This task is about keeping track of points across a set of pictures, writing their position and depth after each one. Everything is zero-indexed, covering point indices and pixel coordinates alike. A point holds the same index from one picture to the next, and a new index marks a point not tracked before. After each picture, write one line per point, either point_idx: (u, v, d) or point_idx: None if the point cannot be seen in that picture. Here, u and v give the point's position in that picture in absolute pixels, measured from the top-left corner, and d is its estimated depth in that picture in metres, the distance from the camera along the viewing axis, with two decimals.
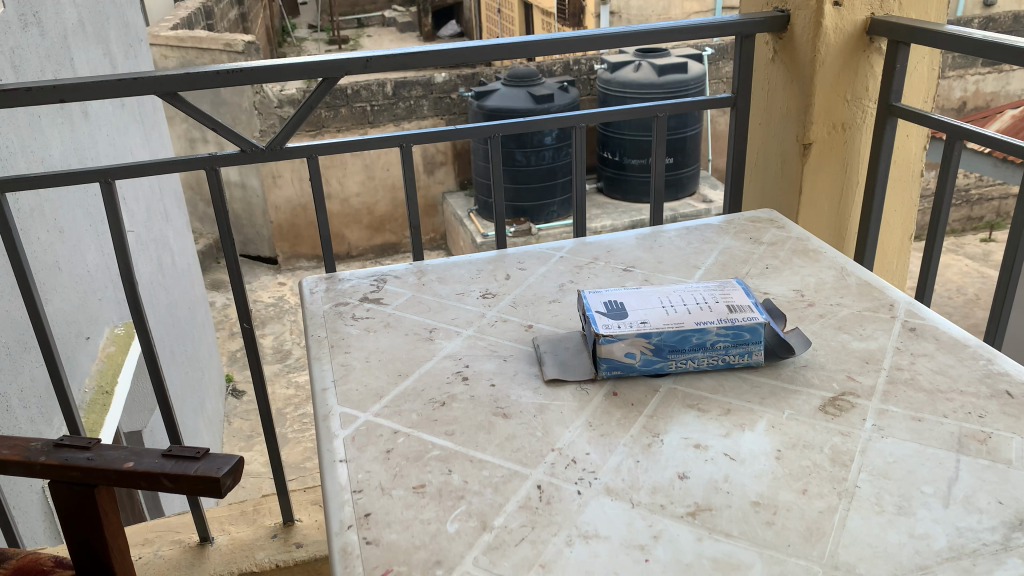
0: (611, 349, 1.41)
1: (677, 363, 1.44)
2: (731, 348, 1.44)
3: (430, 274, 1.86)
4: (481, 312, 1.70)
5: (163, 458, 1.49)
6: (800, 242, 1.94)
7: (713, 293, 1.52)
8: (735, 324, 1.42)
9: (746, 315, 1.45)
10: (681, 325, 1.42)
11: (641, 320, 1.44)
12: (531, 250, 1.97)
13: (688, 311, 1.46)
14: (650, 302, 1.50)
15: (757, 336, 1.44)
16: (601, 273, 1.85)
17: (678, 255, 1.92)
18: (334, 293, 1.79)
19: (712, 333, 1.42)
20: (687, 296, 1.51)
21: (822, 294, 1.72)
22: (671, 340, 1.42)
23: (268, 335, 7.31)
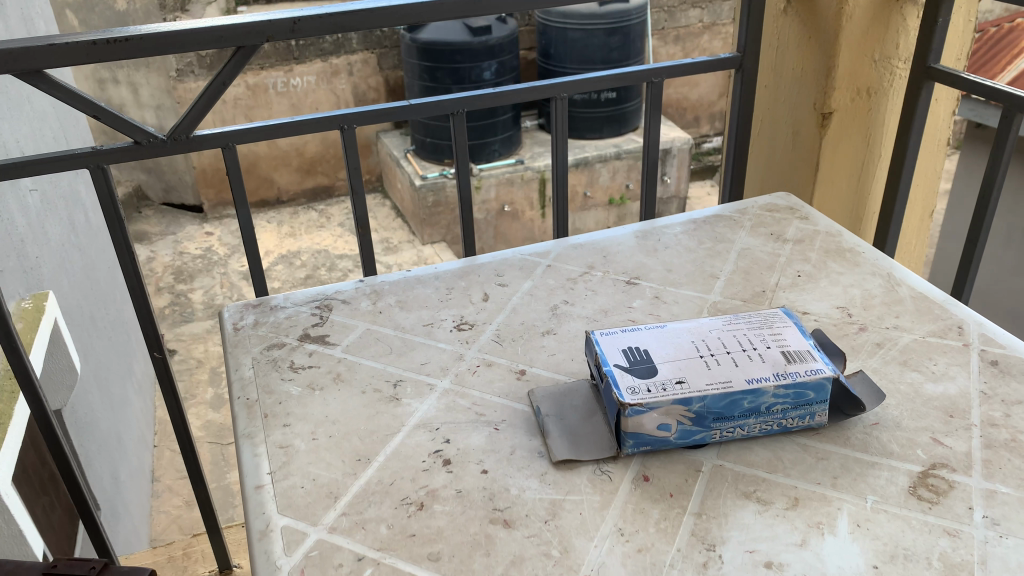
0: (641, 422, 1.08)
1: (723, 433, 1.12)
2: (791, 411, 1.12)
3: (387, 296, 1.48)
4: (457, 352, 1.34)
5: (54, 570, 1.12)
6: (832, 238, 1.63)
7: (759, 332, 1.19)
8: (797, 382, 1.10)
9: (807, 367, 1.13)
10: (728, 386, 1.09)
11: (676, 379, 1.10)
12: (509, 258, 1.60)
13: (734, 364, 1.13)
14: (683, 350, 1.16)
15: (823, 395, 1.12)
16: (600, 289, 1.50)
17: (689, 260, 1.58)
18: (266, 330, 1.40)
19: (768, 395, 1.10)
20: (728, 339, 1.18)
21: (872, 314, 1.41)
22: (716, 406, 1.09)
23: (198, 290, 6.76)
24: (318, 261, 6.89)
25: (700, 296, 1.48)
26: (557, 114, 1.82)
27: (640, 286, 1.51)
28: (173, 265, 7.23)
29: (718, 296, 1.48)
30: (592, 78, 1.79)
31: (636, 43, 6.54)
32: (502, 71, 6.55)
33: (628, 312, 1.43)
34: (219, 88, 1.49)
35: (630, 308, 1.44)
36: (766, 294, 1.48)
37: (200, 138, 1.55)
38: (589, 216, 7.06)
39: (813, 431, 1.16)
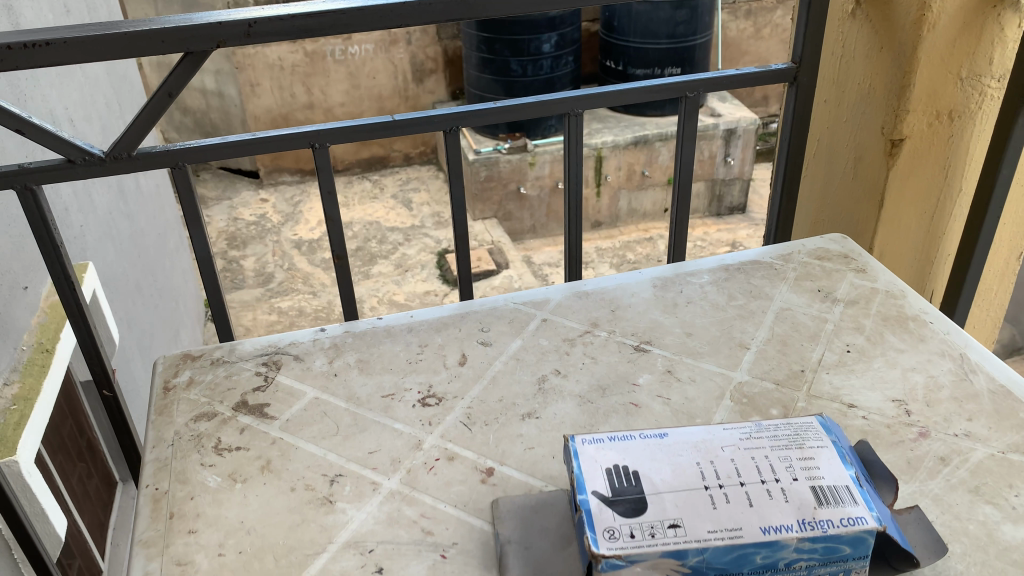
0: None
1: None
2: (818, 568, 0.86)
3: (347, 352, 1.25)
4: (414, 438, 1.10)
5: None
6: (892, 301, 1.35)
7: (785, 455, 0.93)
8: (829, 535, 0.84)
9: (845, 513, 0.86)
10: (736, 535, 0.84)
11: (668, 521, 0.86)
12: (499, 308, 1.35)
13: (747, 501, 0.87)
14: (683, 475, 0.91)
15: (862, 551, 0.86)
16: (601, 357, 1.24)
17: (714, 323, 1.31)
18: (198, 394, 1.19)
19: (789, 550, 0.84)
20: (744, 461, 0.92)
21: (936, 415, 1.12)
22: (719, 560, 0.84)
23: (249, 257, 6.54)
24: (367, 233, 6.66)
25: (721, 373, 1.21)
26: (571, 133, 1.55)
27: (650, 354, 1.25)
28: (228, 230, 7.02)
29: (745, 374, 1.20)
30: (615, 94, 1.51)
31: (705, 16, 6.10)
32: (562, 44, 6.20)
33: (630, 391, 1.17)
34: (164, 98, 1.25)
35: (634, 386, 1.18)
36: (805, 375, 1.20)
37: (145, 157, 1.33)
38: (646, 195, 6.70)
39: None
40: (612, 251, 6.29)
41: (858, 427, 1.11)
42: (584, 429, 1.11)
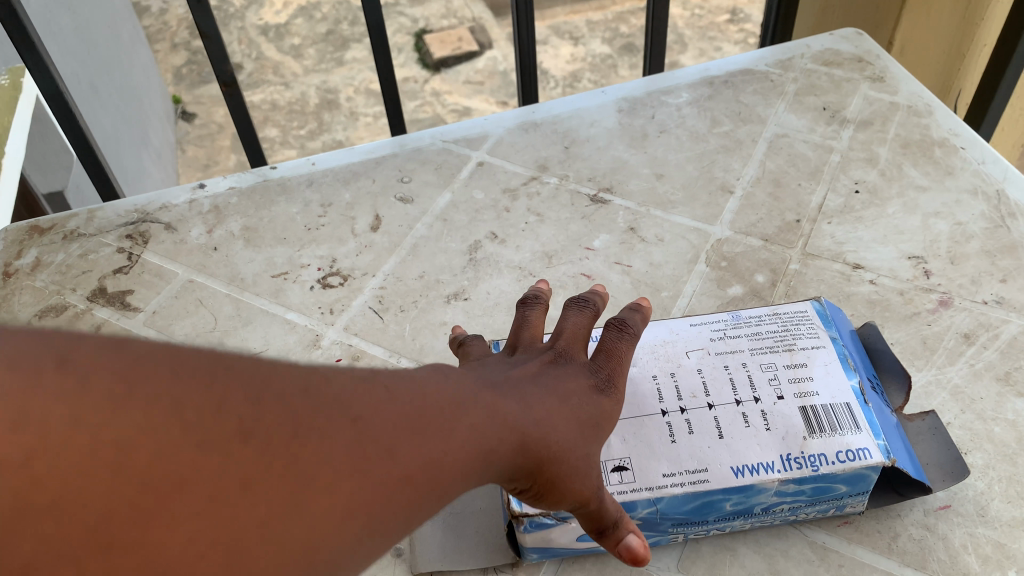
0: (548, 535, 0.65)
1: (687, 536, 0.70)
2: (805, 507, 0.68)
3: (231, 218, 1.01)
4: (311, 332, 0.87)
5: (526, 379, 0.58)
6: (913, 121, 1.09)
7: (770, 363, 0.72)
8: (821, 476, 0.64)
9: (844, 441, 0.65)
10: (700, 480, 0.64)
11: (611, 463, 0.65)
12: (424, 150, 1.09)
13: (717, 431, 0.67)
14: (636, 395, 0.70)
15: (860, 489, 0.66)
16: (548, 213, 0.99)
17: (691, 162, 1.06)
18: (46, 281, 0.96)
19: (766, 494, 0.65)
20: (714, 373, 0.71)
21: (962, 277, 0.90)
22: (676, 510, 0.65)
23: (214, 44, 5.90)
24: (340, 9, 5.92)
25: (696, 229, 0.97)
26: None
27: (611, 206, 1.00)
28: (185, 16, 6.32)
29: (726, 230, 0.96)
30: None
31: None
32: None
33: (582, 258, 0.93)
34: None
35: (587, 253, 0.94)
36: (801, 228, 0.96)
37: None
38: None
39: (838, 519, 0.72)
40: (603, 23, 5.61)
41: (864, 297, 0.89)
42: None
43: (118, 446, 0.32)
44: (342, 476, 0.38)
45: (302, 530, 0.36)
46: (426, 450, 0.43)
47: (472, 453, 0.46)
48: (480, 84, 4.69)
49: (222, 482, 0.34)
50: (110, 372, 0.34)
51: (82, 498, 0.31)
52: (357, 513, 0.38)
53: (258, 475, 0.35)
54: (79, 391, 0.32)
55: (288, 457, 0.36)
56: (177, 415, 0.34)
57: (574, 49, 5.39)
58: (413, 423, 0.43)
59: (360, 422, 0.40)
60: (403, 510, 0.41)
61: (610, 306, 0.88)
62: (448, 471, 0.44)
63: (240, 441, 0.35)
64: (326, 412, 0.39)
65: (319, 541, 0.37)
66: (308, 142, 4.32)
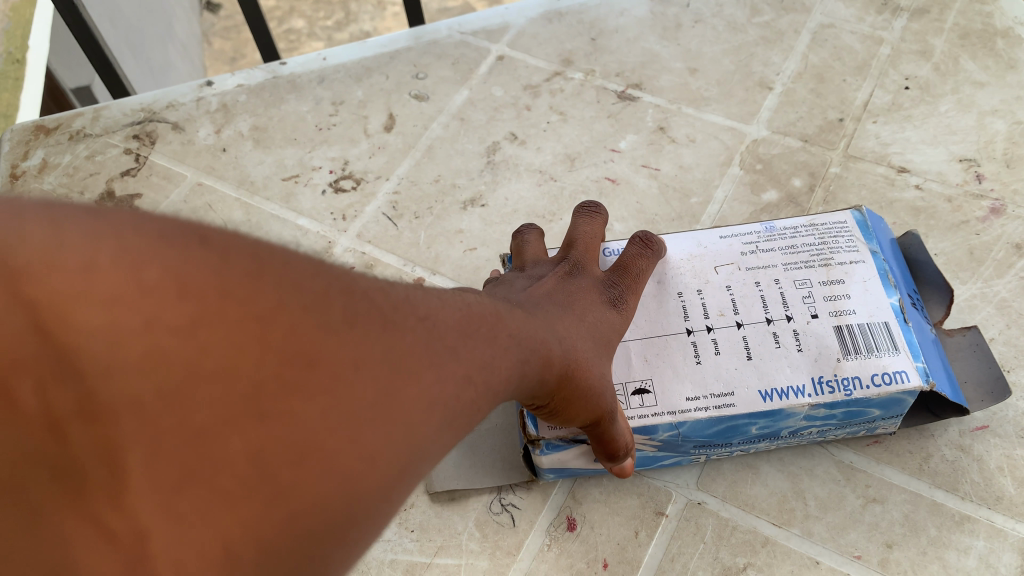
0: (566, 460, 0.64)
1: (710, 458, 0.68)
2: (835, 428, 0.65)
3: (239, 117, 0.97)
4: (323, 239, 0.84)
5: (537, 295, 0.56)
6: (974, 8, 0.99)
7: (805, 278, 0.67)
8: (853, 400, 0.61)
9: (882, 365, 0.61)
10: (725, 404, 0.61)
11: (631, 385, 0.63)
12: (440, 43, 1.03)
13: (745, 353, 0.63)
14: (658, 313, 0.66)
15: (893, 413, 0.63)
16: (571, 112, 0.93)
17: (727, 55, 0.98)
18: (53, 183, 0.93)
19: (794, 418, 0.63)
20: (742, 289, 0.67)
21: (1018, 181, 0.83)
22: (699, 433, 0.63)
23: None
24: None
25: (731, 128, 0.90)
26: None
27: (639, 104, 0.93)
28: None
29: (763, 129, 0.90)
30: None
31: None
32: None
33: (607, 160, 0.88)
34: None
35: (613, 155, 0.89)
36: (844, 128, 0.90)
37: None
38: None
39: (868, 438, 0.69)
40: None
41: (908, 204, 0.83)
42: (543, 219, 0.83)
43: (263, 320, 0.29)
44: (425, 370, 0.36)
45: (403, 423, 0.34)
46: (480, 353, 0.42)
47: (514, 364, 0.45)
48: None
49: (345, 366, 0.31)
50: (238, 241, 0.30)
51: (239, 372, 0.28)
52: (441, 408, 0.37)
53: (369, 360, 0.33)
54: (222, 259, 0.28)
55: (392, 346, 0.34)
56: (305, 293, 0.31)
57: None
58: (465, 327, 0.42)
59: (430, 322, 0.38)
60: (469, 409, 0.40)
61: (636, 213, 0.83)
62: (497, 374, 0.43)
63: (357, 326, 0.32)
64: (405, 309, 0.37)
65: (416, 435, 0.35)
66: (333, 34, 4.19)
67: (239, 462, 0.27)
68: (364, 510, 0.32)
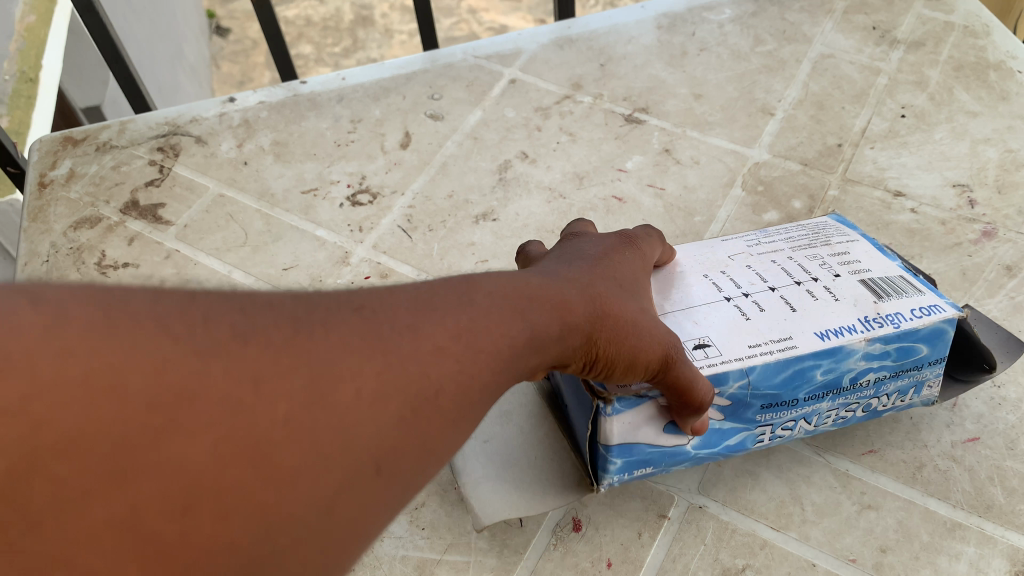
0: (634, 428, 0.58)
1: (775, 431, 0.64)
2: (888, 384, 0.64)
3: (261, 133, 1.00)
4: (339, 249, 0.88)
5: (551, 262, 0.54)
6: (968, 41, 1.04)
7: (814, 254, 0.69)
8: (904, 331, 0.61)
9: (914, 305, 0.63)
10: (787, 346, 0.60)
11: (691, 341, 0.60)
12: (455, 66, 1.07)
13: (788, 306, 0.63)
14: (689, 288, 0.65)
15: (940, 353, 0.64)
16: (581, 133, 0.97)
17: (731, 81, 1.02)
18: (79, 192, 0.97)
19: (855, 359, 0.61)
20: (763, 266, 0.68)
21: (1009, 207, 0.87)
22: (768, 385, 0.60)
23: None
24: None
25: (733, 152, 0.94)
26: None
27: (645, 126, 0.97)
28: None
29: (764, 153, 0.94)
30: None
31: None
32: None
33: (614, 179, 0.92)
34: None
35: (620, 174, 0.92)
36: (843, 152, 0.93)
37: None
38: None
39: (863, 448, 0.72)
40: None
41: (903, 226, 0.86)
42: (552, 234, 0.87)
43: (119, 372, 0.28)
44: (359, 361, 0.34)
45: (337, 427, 0.32)
46: (448, 325, 0.39)
47: (502, 330, 0.42)
48: (519, 2, 4.65)
49: (237, 387, 0.30)
50: (97, 296, 0.30)
51: (95, 431, 0.27)
52: (392, 392, 0.35)
53: (268, 374, 0.31)
54: (63, 324, 0.28)
55: (298, 354, 0.33)
56: (175, 336, 0.30)
57: None
58: (418, 305, 0.39)
59: (361, 314, 0.36)
60: (448, 384, 0.38)
61: None
62: (475, 340, 0.40)
63: (244, 345, 0.31)
64: (316, 311, 0.35)
65: (356, 431, 0.33)
66: (341, 60, 4.27)
67: (128, 516, 0.26)
68: (299, 528, 0.31)
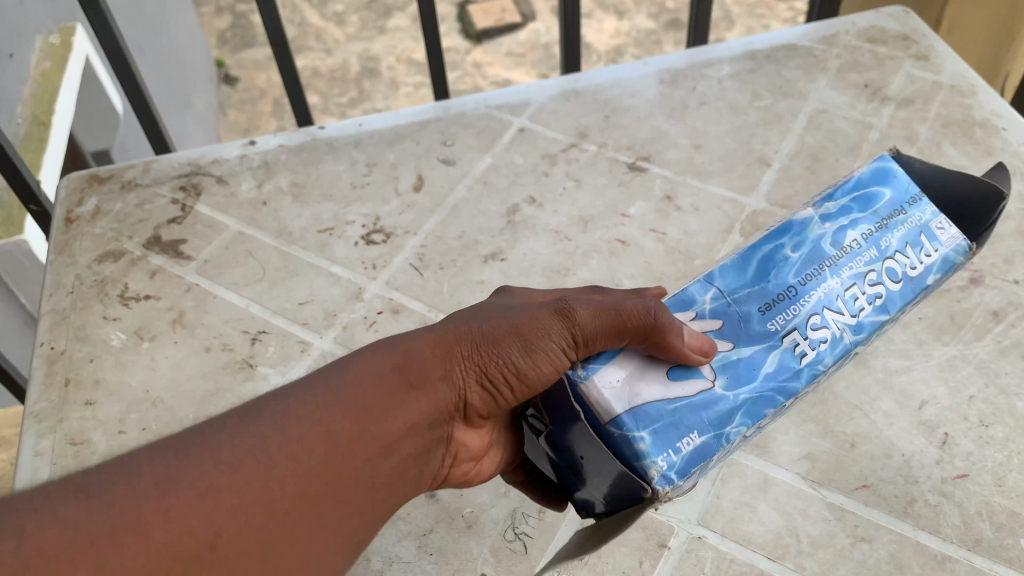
0: (630, 388, 0.57)
1: (803, 328, 0.63)
2: (892, 243, 0.67)
3: (280, 174, 1.05)
4: (354, 285, 0.91)
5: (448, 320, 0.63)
6: (956, 99, 1.09)
7: None
8: (842, 187, 0.70)
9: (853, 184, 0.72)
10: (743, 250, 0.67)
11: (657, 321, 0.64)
12: (467, 115, 1.12)
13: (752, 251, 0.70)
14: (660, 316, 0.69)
15: (908, 195, 0.69)
16: (586, 180, 1.01)
17: (730, 134, 1.07)
18: (104, 228, 1.01)
19: (816, 226, 0.67)
20: None
21: (995, 256, 0.91)
22: (744, 281, 0.65)
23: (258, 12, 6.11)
24: None
25: (732, 200, 0.98)
26: None
27: (648, 174, 1.02)
28: None
29: (761, 201, 0.98)
30: None
31: None
32: None
33: (618, 224, 0.96)
34: None
35: (623, 219, 0.96)
36: None
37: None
38: None
39: (857, 483, 0.75)
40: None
41: None
42: (558, 274, 0.91)
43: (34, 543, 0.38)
44: (237, 472, 0.45)
45: (228, 523, 0.43)
46: (322, 420, 0.49)
47: (374, 409, 0.52)
48: (523, 58, 4.81)
49: (133, 518, 0.41)
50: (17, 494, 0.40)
51: None
52: (276, 490, 0.46)
53: (158, 507, 0.42)
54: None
55: (183, 480, 0.43)
56: (59, 499, 0.40)
57: (620, 25, 5.06)
58: (292, 407, 0.49)
59: (238, 430, 0.47)
60: (325, 467, 0.48)
61: (644, 271, 0.90)
62: (347, 425, 0.50)
63: (132, 489, 0.42)
64: (196, 444, 0.45)
65: (250, 529, 0.44)
66: (348, 110, 4.38)
67: None
68: None
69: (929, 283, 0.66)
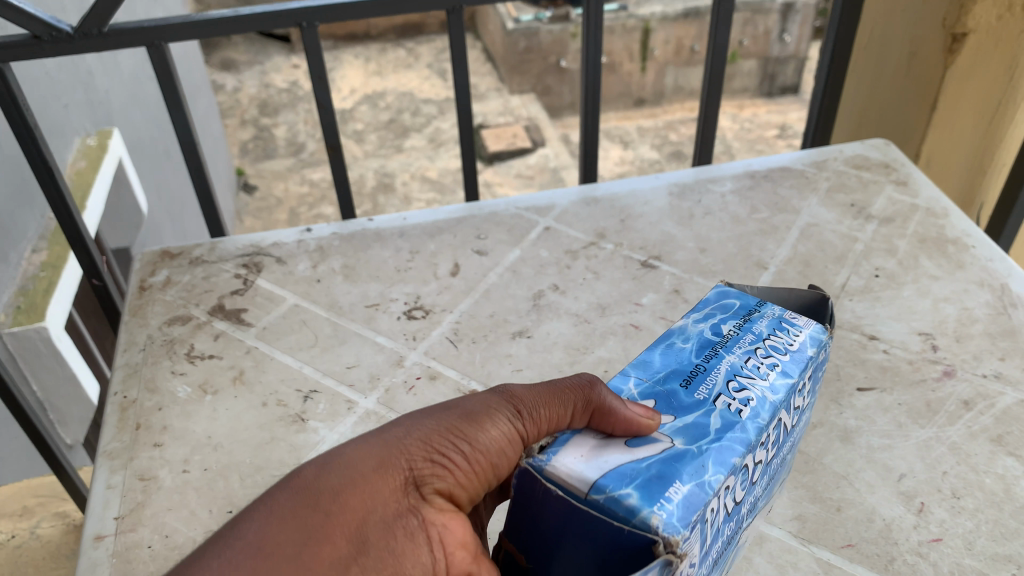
0: (596, 460, 0.59)
1: (717, 390, 0.66)
2: (758, 328, 0.73)
3: (333, 257, 1.18)
4: (396, 354, 1.03)
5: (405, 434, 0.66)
6: (932, 220, 1.23)
7: None
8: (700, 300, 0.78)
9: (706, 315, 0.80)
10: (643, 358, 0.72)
11: None
12: (499, 215, 1.26)
13: None
14: None
15: (755, 299, 0.77)
16: (604, 272, 1.15)
17: (731, 241, 1.21)
18: (174, 296, 1.13)
19: (694, 326, 0.74)
20: None
21: (965, 352, 1.02)
22: (656, 373, 0.69)
23: (282, 127, 6.59)
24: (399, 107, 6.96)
25: None
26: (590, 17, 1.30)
27: (659, 271, 1.15)
28: (259, 97, 7.15)
29: None
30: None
31: None
32: None
33: (631, 311, 1.08)
34: None
35: (636, 307, 1.09)
36: None
37: (51, 41, 1.13)
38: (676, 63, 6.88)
39: (843, 542, 0.83)
40: None
41: (878, 363, 1.02)
42: (578, 351, 1.02)
43: None
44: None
45: None
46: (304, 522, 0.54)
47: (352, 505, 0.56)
48: (531, 179, 5.38)
49: None
50: None
51: None
52: None
53: None
54: None
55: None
56: None
57: None
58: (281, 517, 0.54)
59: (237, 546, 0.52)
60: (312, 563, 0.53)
61: None
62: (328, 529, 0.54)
63: None
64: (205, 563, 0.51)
65: None
66: None
67: None
68: None
69: (812, 354, 0.70)
